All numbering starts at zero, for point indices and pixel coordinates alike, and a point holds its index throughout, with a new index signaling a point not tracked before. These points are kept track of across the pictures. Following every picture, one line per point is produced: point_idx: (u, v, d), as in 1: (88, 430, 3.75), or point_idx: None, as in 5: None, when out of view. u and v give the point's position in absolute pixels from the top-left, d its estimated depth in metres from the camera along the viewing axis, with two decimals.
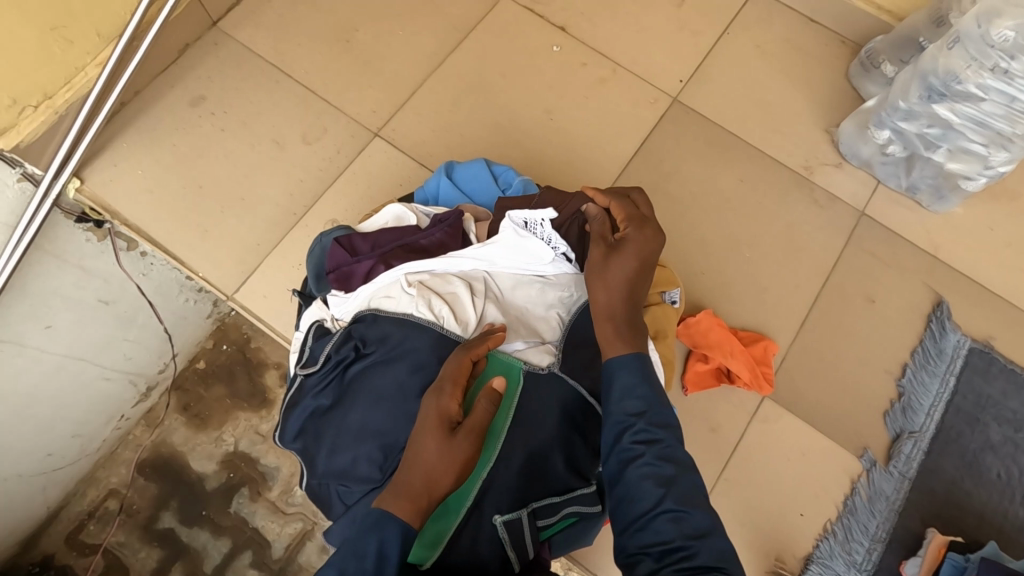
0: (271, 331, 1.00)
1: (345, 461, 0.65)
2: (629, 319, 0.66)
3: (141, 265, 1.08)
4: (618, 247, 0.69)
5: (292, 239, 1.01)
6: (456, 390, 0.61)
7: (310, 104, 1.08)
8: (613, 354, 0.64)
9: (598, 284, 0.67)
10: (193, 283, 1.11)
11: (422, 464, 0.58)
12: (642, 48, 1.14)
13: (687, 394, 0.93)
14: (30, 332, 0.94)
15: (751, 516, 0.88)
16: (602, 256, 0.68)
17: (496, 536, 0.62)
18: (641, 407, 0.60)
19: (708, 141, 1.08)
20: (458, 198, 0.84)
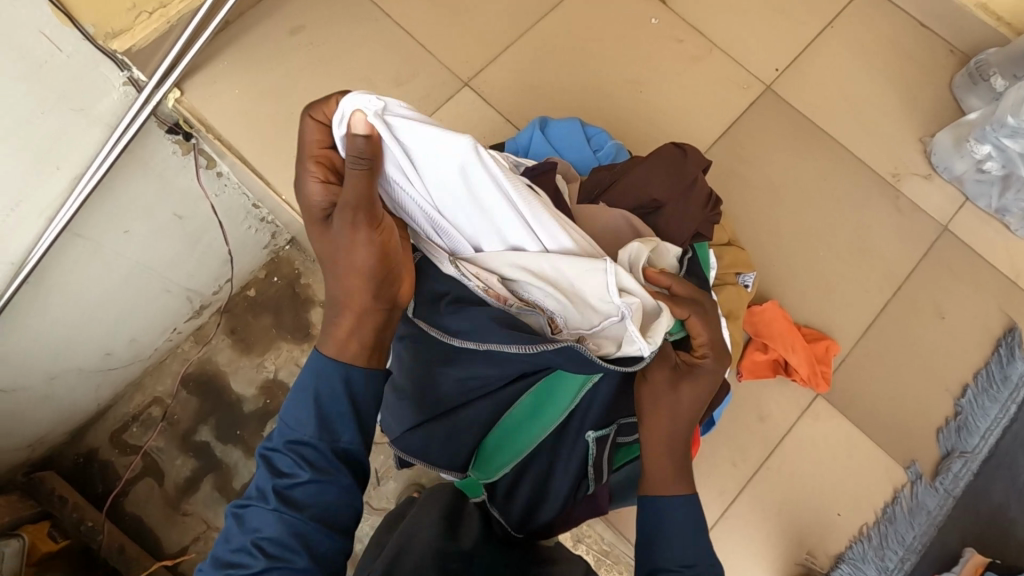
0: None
1: (444, 397, 0.65)
2: (683, 463, 0.60)
3: (216, 186, 1.08)
4: (690, 374, 0.60)
5: None
6: (317, 175, 0.53)
7: (404, 46, 1.09)
8: (656, 495, 0.58)
9: (656, 413, 0.60)
10: (259, 212, 1.15)
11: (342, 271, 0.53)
12: (742, 31, 1.11)
13: (741, 381, 0.93)
14: (109, 236, 0.96)
15: (789, 508, 0.89)
16: (668, 376, 0.60)
17: (586, 451, 0.64)
18: (691, 558, 0.56)
19: (797, 133, 1.06)
20: (549, 151, 0.84)
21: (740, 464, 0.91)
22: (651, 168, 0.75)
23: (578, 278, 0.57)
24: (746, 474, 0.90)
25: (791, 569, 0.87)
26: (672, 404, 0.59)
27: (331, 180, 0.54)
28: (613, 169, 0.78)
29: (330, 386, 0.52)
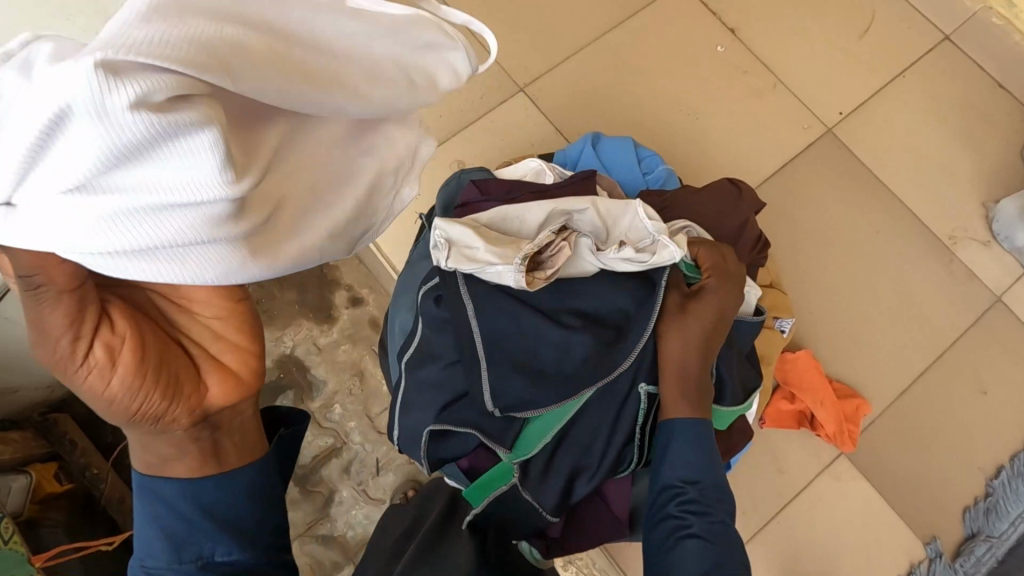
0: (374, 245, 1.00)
1: (502, 343, 0.63)
2: (698, 391, 0.61)
3: None
4: (698, 300, 0.63)
5: None
6: (21, 268, 0.40)
7: (465, 43, 1.08)
8: (672, 417, 0.61)
9: (670, 338, 0.62)
10: None
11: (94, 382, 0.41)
12: (809, 70, 1.09)
13: (762, 428, 0.90)
14: None
15: (796, 566, 0.86)
16: (679, 306, 0.63)
17: (638, 403, 0.64)
18: (694, 475, 0.60)
19: (853, 181, 1.03)
20: (597, 166, 0.82)
21: (750, 513, 0.88)
22: (703, 202, 0.73)
23: (613, 214, 0.66)
24: (756, 524, 0.87)
25: None
26: (684, 329, 0.62)
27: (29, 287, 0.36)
28: (662, 195, 0.75)
29: (167, 513, 0.44)
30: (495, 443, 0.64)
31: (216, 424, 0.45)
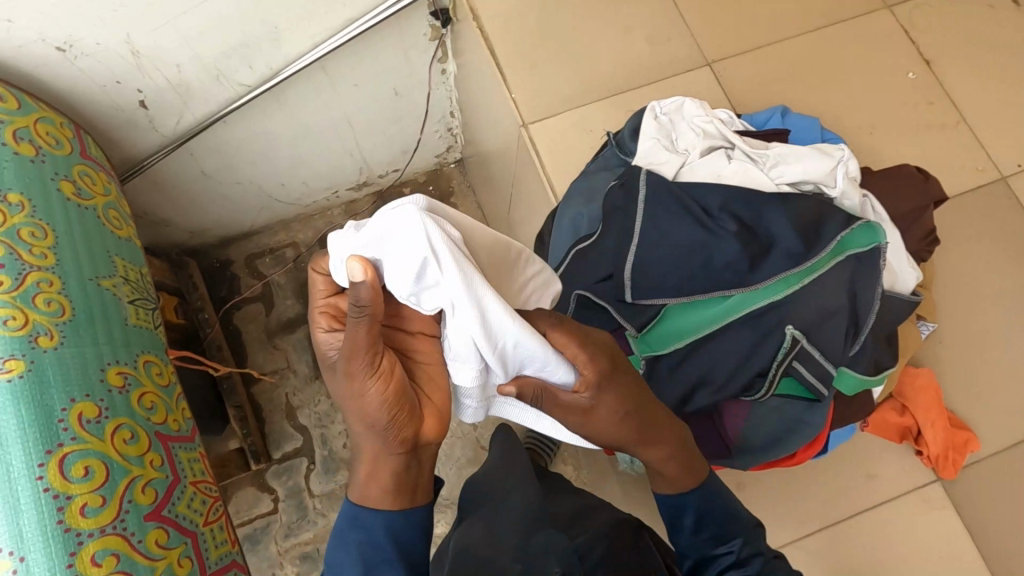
0: (539, 163, 1.06)
1: (670, 241, 0.78)
2: (677, 462, 0.78)
3: (438, 79, 1.53)
4: (596, 413, 0.74)
5: (595, 108, 1.09)
6: (324, 324, 0.79)
7: (668, 11, 1.15)
8: (650, 455, 0.78)
9: (589, 425, 0.75)
10: (451, 114, 1.69)
11: (352, 409, 0.74)
12: (997, 118, 1.08)
13: (862, 431, 0.92)
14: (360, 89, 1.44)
15: (862, 570, 0.86)
16: (556, 403, 0.74)
17: (775, 341, 0.75)
18: (724, 534, 0.78)
19: (1015, 232, 1.02)
20: (782, 132, 0.89)
21: (827, 505, 0.89)
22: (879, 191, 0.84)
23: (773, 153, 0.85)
24: (831, 515, 0.89)
25: None
26: (603, 397, 0.74)
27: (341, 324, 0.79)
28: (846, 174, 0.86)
29: (366, 537, 0.76)
30: (631, 323, 0.80)
31: (415, 460, 0.77)
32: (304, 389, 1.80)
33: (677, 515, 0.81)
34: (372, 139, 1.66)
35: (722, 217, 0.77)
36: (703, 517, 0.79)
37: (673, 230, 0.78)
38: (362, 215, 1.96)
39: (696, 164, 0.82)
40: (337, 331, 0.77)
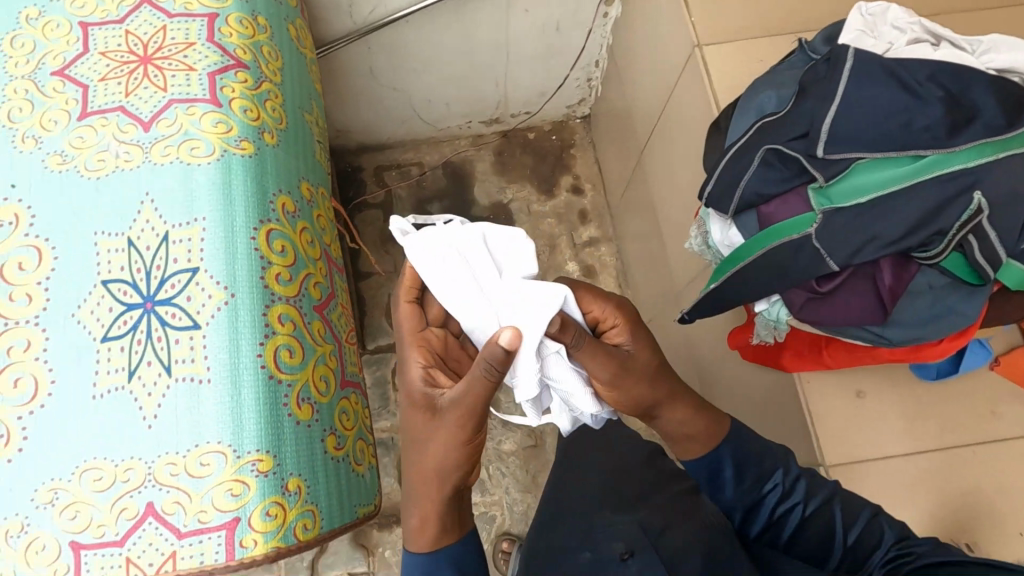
0: (707, 81, 1.13)
1: (867, 97, 0.71)
2: (699, 423, 0.88)
3: (599, 22, 1.62)
4: (627, 366, 0.81)
5: (768, 41, 1.16)
6: (418, 358, 0.80)
7: None
8: (675, 413, 0.87)
9: (626, 371, 0.81)
10: (597, 63, 1.79)
11: (430, 462, 0.81)
12: None
13: (992, 370, 0.93)
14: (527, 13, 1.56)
15: (971, 496, 0.88)
16: (594, 352, 0.77)
17: (959, 209, 0.68)
18: (772, 476, 0.84)
19: None
20: None
21: (944, 432, 0.91)
22: None
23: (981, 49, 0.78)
24: (947, 441, 0.91)
25: (941, 540, 0.86)
26: (636, 347, 0.83)
27: (427, 362, 0.80)
28: None
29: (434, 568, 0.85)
30: (818, 172, 0.73)
31: (459, 497, 0.87)
32: None
33: (716, 474, 0.88)
34: (520, 71, 1.78)
35: (928, 86, 0.69)
36: (737, 456, 0.87)
37: (873, 85, 0.71)
38: (486, 149, 2.08)
39: (904, 46, 0.75)
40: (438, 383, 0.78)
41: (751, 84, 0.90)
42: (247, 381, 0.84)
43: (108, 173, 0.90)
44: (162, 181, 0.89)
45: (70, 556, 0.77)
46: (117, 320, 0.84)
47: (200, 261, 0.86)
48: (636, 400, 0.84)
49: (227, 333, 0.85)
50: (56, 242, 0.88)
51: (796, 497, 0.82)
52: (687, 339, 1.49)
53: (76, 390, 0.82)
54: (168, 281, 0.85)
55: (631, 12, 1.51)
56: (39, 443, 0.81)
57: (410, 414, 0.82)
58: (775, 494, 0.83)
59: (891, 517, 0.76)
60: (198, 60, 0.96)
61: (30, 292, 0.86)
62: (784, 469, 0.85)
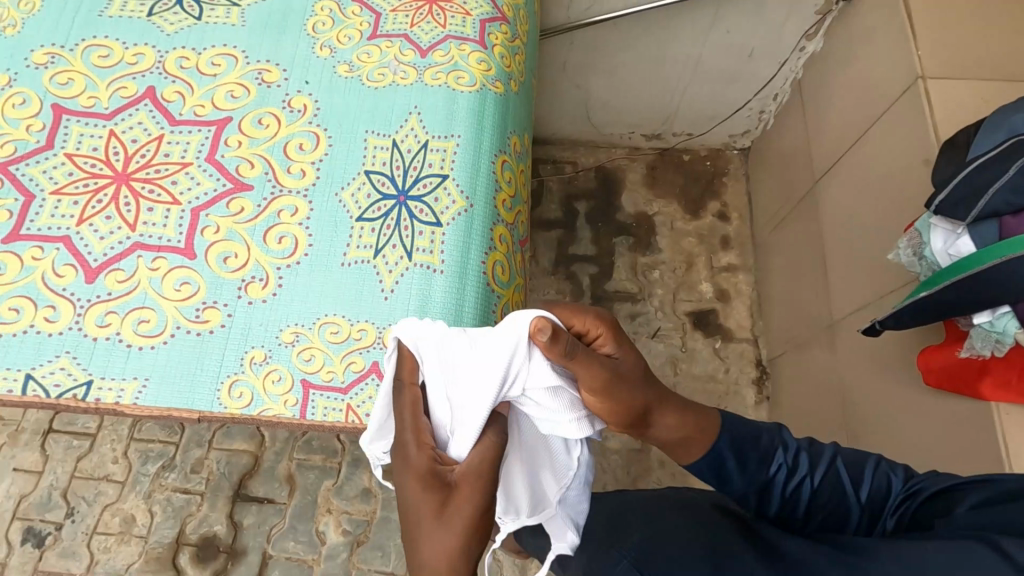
0: (926, 111, 1.16)
1: None
2: (690, 422, 0.81)
3: (792, 54, 1.69)
4: (620, 369, 0.71)
5: (995, 84, 1.17)
6: (418, 444, 0.65)
7: None
8: (666, 420, 0.79)
9: (618, 378, 0.70)
10: (775, 96, 1.84)
11: (440, 554, 0.56)
12: None
13: None
14: (726, 35, 1.65)
15: None
16: (587, 367, 0.67)
17: None
18: (773, 450, 0.81)
19: None
20: None
21: None
22: None
23: None
24: None
25: None
26: (619, 354, 0.72)
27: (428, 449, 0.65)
28: None
29: None
30: None
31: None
32: (540, 278, 1.99)
33: (724, 466, 0.80)
34: (698, 91, 1.86)
35: None
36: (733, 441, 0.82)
37: None
38: (639, 163, 2.15)
39: None
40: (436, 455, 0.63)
41: (1001, 107, 0.89)
42: (471, 282, 0.92)
43: (385, 86, 1.04)
44: (429, 98, 1.02)
45: (300, 391, 0.88)
46: (373, 205, 0.96)
47: (450, 170, 0.97)
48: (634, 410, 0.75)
49: (462, 236, 0.94)
50: (333, 133, 1.02)
51: (803, 471, 0.79)
52: (830, 372, 1.47)
53: (329, 255, 0.94)
54: (421, 181, 0.96)
55: (833, 48, 1.56)
56: (291, 291, 0.93)
57: (405, 501, 0.60)
58: (783, 471, 0.79)
59: (890, 460, 0.80)
60: (474, 8, 1.09)
61: (304, 168, 1.00)
62: (777, 439, 0.82)
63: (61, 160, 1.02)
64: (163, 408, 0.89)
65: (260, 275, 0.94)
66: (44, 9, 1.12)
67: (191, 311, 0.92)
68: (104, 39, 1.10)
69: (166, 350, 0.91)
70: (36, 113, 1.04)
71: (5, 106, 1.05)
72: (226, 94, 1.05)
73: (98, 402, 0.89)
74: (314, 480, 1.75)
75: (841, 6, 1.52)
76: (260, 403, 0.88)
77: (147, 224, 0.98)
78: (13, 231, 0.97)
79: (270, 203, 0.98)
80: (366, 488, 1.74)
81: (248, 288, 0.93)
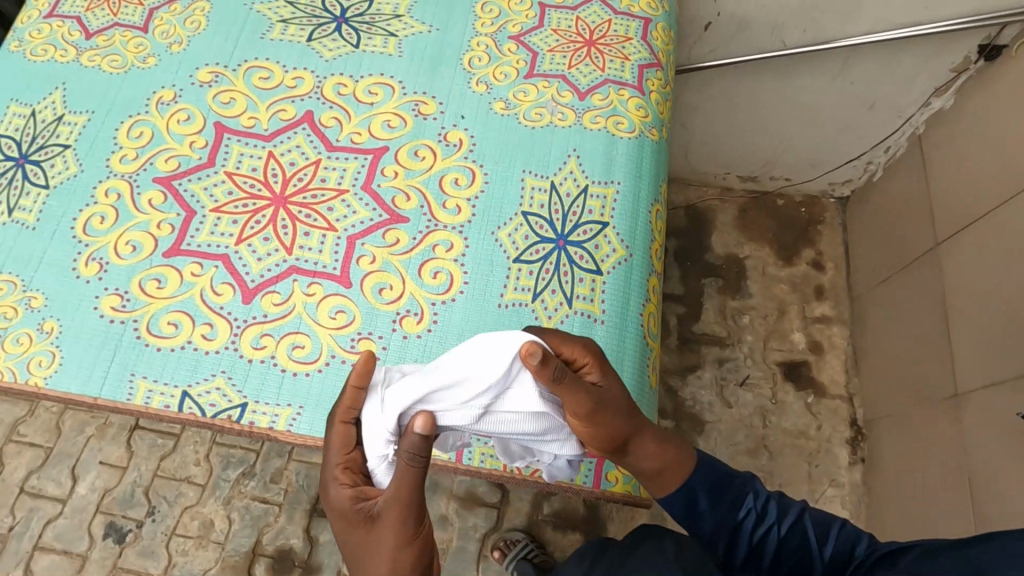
0: None
1: None
2: (669, 455, 0.82)
3: (914, 109, 1.65)
4: (603, 396, 0.75)
5: None
6: (343, 481, 0.70)
7: None
8: (642, 449, 0.81)
9: (605, 406, 0.74)
10: (886, 149, 1.80)
11: (384, 566, 0.66)
12: None
13: None
14: (849, 85, 1.62)
15: None
16: (572, 391, 0.71)
17: None
18: (743, 496, 0.81)
19: None
20: None
21: None
22: None
23: None
24: None
25: None
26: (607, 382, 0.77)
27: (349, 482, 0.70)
28: None
29: None
30: None
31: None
32: None
33: (693, 503, 0.82)
34: (807, 138, 1.82)
35: None
36: (708, 479, 0.82)
37: None
38: (731, 204, 2.11)
39: None
40: (364, 492, 0.69)
41: None
42: (628, 335, 0.90)
43: (542, 126, 1.04)
44: (589, 142, 1.01)
45: None
46: (530, 247, 0.95)
47: (610, 218, 0.96)
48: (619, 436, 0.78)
49: (621, 286, 0.92)
50: (489, 170, 1.02)
51: (771, 519, 0.79)
52: (962, 449, 1.39)
53: (485, 295, 0.93)
54: (581, 227, 0.95)
55: (965, 107, 1.52)
56: (446, 330, 0.92)
57: (343, 537, 0.69)
58: (751, 516, 0.79)
59: (862, 528, 0.77)
60: (633, 53, 1.08)
61: (460, 204, 1.00)
62: (746, 483, 0.82)
63: (221, 178, 1.03)
64: (316, 437, 0.89)
65: (415, 309, 0.94)
66: (210, 29, 1.15)
67: (347, 342, 0.92)
68: (266, 61, 1.12)
69: (321, 380, 0.91)
70: (200, 130, 1.06)
71: (170, 121, 1.07)
72: (383, 124, 1.06)
73: (253, 425, 0.90)
74: None
75: (981, 65, 1.48)
76: None
77: (303, 248, 0.98)
78: (174, 245, 0.99)
79: (425, 236, 0.98)
80: (443, 514, 1.71)
81: (403, 321, 0.93)
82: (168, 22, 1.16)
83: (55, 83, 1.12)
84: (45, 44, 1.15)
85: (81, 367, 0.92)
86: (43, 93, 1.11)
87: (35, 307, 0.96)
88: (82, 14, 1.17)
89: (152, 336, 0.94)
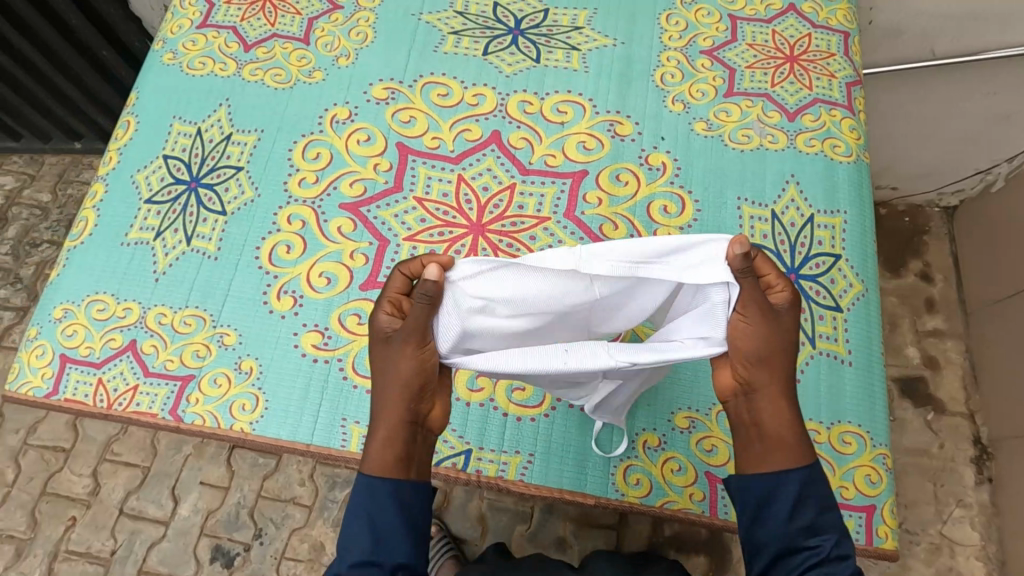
0: None
1: None
2: (791, 433, 0.67)
3: None
4: (777, 314, 0.66)
5: None
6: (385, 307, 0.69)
7: None
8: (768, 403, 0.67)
9: (766, 318, 0.65)
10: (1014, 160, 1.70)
11: (395, 375, 0.67)
12: None
13: None
14: (988, 95, 1.55)
15: None
16: (751, 288, 0.64)
17: None
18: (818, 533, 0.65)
19: None
20: None
21: None
22: None
23: None
24: None
25: None
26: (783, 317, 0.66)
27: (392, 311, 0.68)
28: None
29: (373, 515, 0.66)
30: None
31: (422, 435, 0.69)
32: None
33: (772, 497, 0.66)
34: (929, 148, 1.76)
35: None
36: (802, 496, 0.66)
37: None
38: None
39: None
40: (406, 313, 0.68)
41: None
42: (876, 376, 0.85)
43: (752, 148, 0.98)
44: (807, 167, 0.96)
45: (705, 483, 0.81)
46: None
47: (841, 250, 0.91)
48: (758, 352, 0.66)
49: (863, 324, 0.87)
50: (699, 196, 0.96)
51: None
52: None
53: None
54: (813, 260, 0.90)
55: None
56: (677, 368, 0.86)
57: (369, 350, 0.70)
58: (818, 557, 0.64)
59: None
60: (838, 70, 1.02)
61: (673, 233, 0.94)
62: (834, 530, 0.66)
63: (411, 204, 0.97)
64: (549, 488, 0.84)
65: None
66: (378, 41, 1.08)
67: None
68: (442, 76, 1.05)
69: (549, 428, 0.85)
70: (383, 151, 1.00)
71: (349, 141, 1.01)
72: (577, 145, 1.00)
73: (480, 474, 0.84)
74: (508, 523, 1.67)
75: None
76: (661, 494, 0.82)
77: None
78: (370, 277, 0.93)
79: None
80: (562, 536, 1.66)
81: None
82: (331, 33, 1.09)
83: (218, 99, 1.05)
84: (202, 57, 1.08)
85: (287, 410, 0.86)
86: (207, 110, 1.04)
87: (229, 344, 0.90)
88: (238, 24, 1.10)
89: (358, 376, 0.88)
